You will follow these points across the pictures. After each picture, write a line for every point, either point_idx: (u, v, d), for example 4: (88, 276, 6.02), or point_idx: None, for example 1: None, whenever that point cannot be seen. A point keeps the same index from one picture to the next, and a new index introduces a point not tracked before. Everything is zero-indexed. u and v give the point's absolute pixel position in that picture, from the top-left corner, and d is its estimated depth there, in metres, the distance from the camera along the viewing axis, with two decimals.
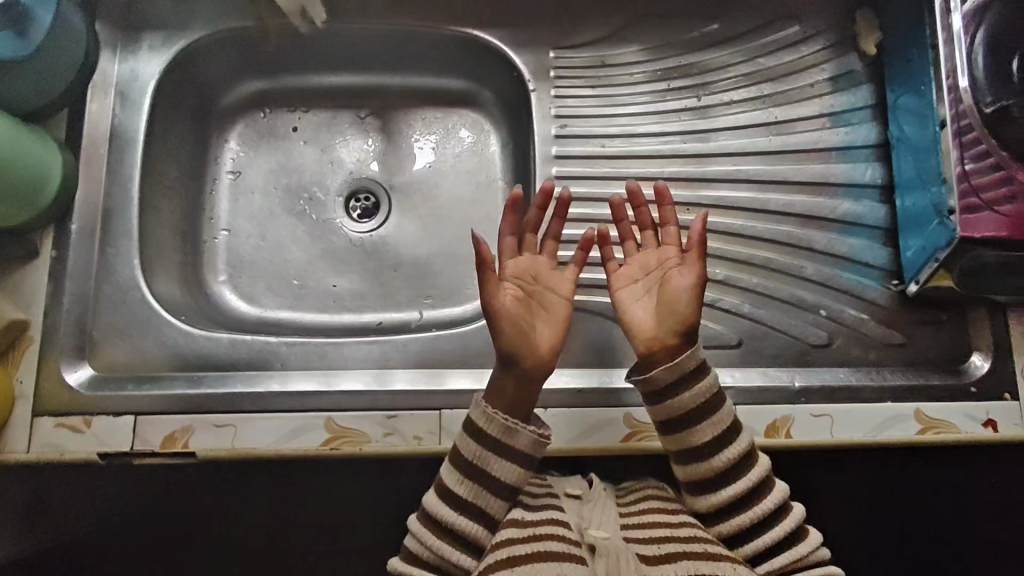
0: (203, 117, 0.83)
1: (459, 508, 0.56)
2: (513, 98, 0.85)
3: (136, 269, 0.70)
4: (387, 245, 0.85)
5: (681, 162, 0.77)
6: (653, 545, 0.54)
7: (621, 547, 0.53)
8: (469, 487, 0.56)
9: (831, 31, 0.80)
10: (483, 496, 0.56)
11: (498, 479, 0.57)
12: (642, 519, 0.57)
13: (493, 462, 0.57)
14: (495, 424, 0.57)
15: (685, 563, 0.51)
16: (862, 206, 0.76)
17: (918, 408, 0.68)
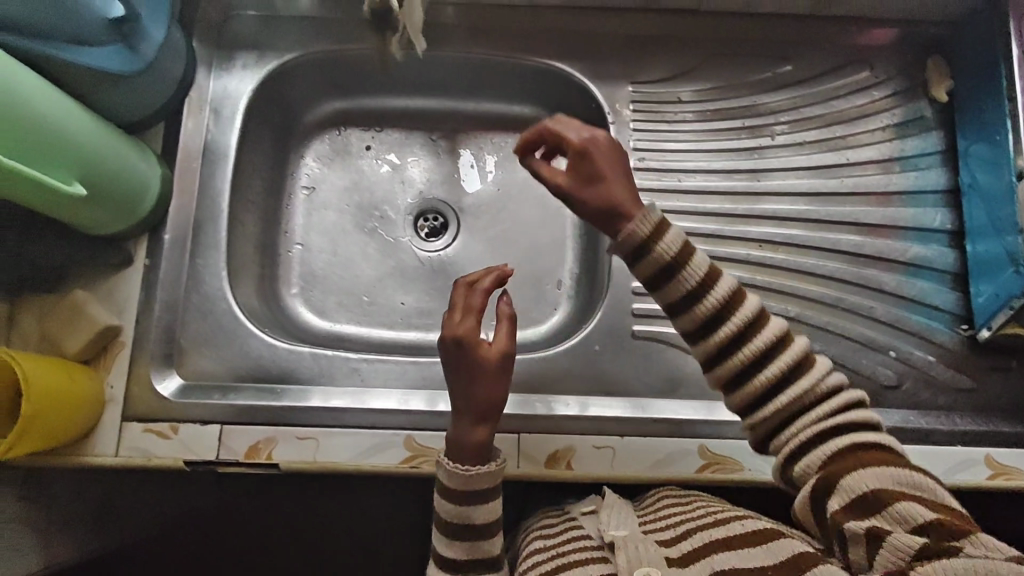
0: (283, 133, 0.85)
1: (465, 568, 0.56)
2: None
3: (223, 282, 0.72)
4: (457, 266, 0.86)
5: (755, 199, 0.79)
6: (669, 529, 0.54)
7: (640, 538, 0.52)
8: (464, 545, 0.55)
9: (901, 77, 0.81)
10: (479, 548, 0.56)
11: (478, 522, 0.55)
12: (658, 513, 0.58)
13: (472, 512, 0.55)
14: (455, 479, 0.54)
15: (704, 534, 0.51)
16: (931, 250, 0.77)
17: (989, 453, 0.69)
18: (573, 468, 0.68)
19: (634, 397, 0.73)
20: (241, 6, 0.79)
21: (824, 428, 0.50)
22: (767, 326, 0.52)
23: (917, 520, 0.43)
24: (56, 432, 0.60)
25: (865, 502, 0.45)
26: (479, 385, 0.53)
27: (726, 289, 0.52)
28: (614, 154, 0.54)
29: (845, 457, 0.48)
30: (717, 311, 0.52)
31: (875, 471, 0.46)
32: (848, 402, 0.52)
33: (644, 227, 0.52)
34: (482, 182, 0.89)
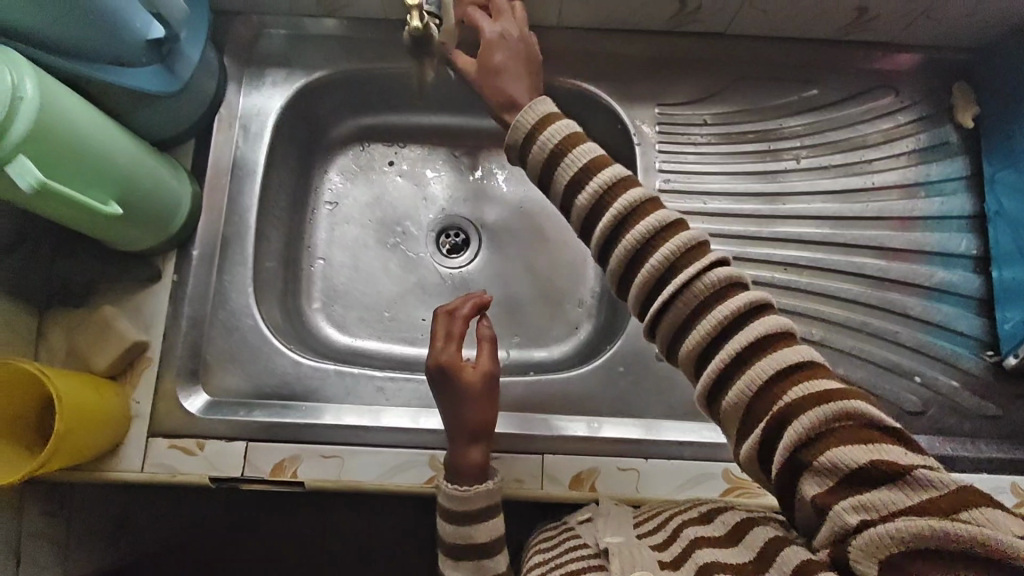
0: (309, 149, 0.86)
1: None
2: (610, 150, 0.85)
3: (250, 298, 0.72)
4: (479, 284, 0.86)
5: (780, 222, 0.79)
6: (660, 530, 0.50)
7: (633, 544, 0.49)
8: (467, 564, 0.54)
9: (927, 102, 0.81)
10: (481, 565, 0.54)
11: (484, 542, 0.54)
12: (650, 516, 0.54)
13: (476, 533, 0.54)
14: (453, 500, 0.55)
15: (696, 531, 0.47)
16: (956, 275, 0.77)
17: (1014, 481, 0.69)
18: (597, 490, 0.68)
19: (659, 419, 0.73)
20: (270, 24, 0.80)
21: (755, 357, 0.40)
22: (713, 272, 0.43)
23: (851, 469, 0.35)
24: (85, 448, 0.60)
25: (798, 458, 0.37)
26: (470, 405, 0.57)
27: (682, 245, 0.44)
28: (518, 50, 0.57)
29: (771, 391, 0.39)
30: (635, 248, 0.45)
31: (803, 418, 0.37)
32: (773, 323, 0.41)
33: (531, 122, 0.51)
34: (505, 198, 0.89)
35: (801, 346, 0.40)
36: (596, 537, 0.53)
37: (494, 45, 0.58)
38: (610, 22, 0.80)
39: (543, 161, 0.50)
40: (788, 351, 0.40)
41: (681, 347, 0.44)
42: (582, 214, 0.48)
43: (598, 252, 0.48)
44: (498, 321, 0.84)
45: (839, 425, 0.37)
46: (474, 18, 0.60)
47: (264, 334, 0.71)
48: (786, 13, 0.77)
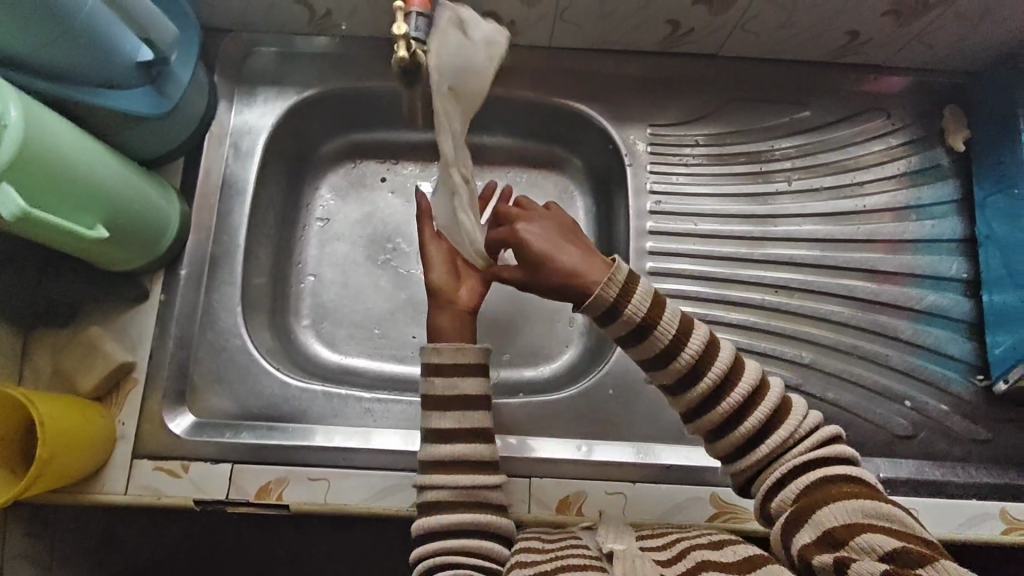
0: (300, 166, 0.86)
1: (451, 438, 0.54)
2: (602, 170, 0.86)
3: (238, 318, 0.72)
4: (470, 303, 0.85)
5: (770, 243, 0.79)
6: (665, 548, 0.48)
7: (639, 553, 0.47)
8: (456, 414, 0.54)
9: (918, 125, 0.82)
10: (469, 417, 0.55)
11: (474, 394, 0.55)
12: (656, 535, 0.52)
13: (467, 384, 0.55)
14: (445, 353, 0.55)
15: (702, 554, 0.45)
16: (946, 298, 0.77)
17: (1004, 506, 0.68)
18: (584, 513, 0.68)
19: (647, 442, 0.72)
20: (261, 42, 0.80)
21: (803, 463, 0.47)
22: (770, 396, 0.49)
23: (878, 547, 0.39)
24: (67, 473, 0.59)
25: (828, 534, 0.42)
26: (434, 274, 0.62)
27: (752, 380, 0.50)
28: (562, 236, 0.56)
29: (816, 491, 0.45)
30: (712, 385, 0.49)
31: (839, 505, 0.43)
32: (833, 447, 0.48)
33: (611, 292, 0.51)
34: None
35: (854, 469, 0.47)
36: (598, 543, 0.51)
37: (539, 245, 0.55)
38: (601, 43, 0.80)
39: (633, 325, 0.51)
40: (839, 468, 0.46)
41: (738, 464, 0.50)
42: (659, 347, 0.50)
43: (668, 385, 0.51)
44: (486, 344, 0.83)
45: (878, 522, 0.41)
46: (500, 236, 0.58)
47: (251, 354, 0.71)
48: (776, 36, 0.77)
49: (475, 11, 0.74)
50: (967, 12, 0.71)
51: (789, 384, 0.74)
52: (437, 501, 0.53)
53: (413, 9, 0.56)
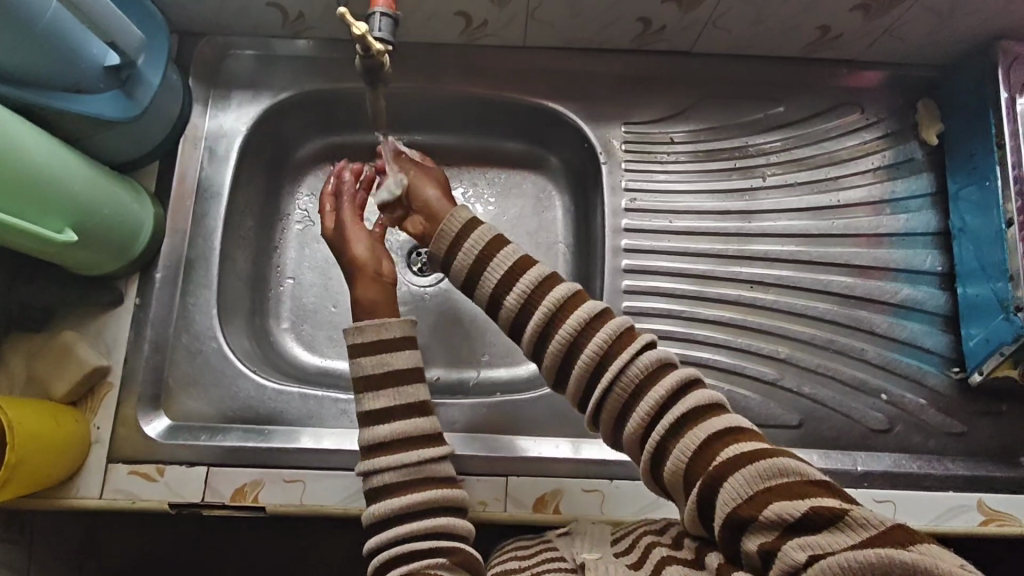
0: (278, 169, 0.86)
1: (390, 418, 0.56)
2: (581, 170, 0.86)
3: (214, 320, 0.72)
4: (421, 308, 0.86)
5: (744, 239, 0.79)
6: (634, 550, 0.50)
7: (609, 560, 0.49)
8: (389, 393, 0.56)
9: (891, 119, 0.82)
10: (404, 393, 0.57)
11: (406, 368, 0.58)
12: (627, 533, 0.54)
13: (395, 358, 0.57)
14: (365, 333, 0.58)
15: (665, 552, 0.47)
16: (921, 292, 0.78)
17: (980, 497, 0.69)
18: (561, 512, 0.68)
19: None
20: (239, 45, 0.80)
21: (688, 432, 0.46)
22: (662, 376, 0.49)
23: (792, 521, 0.39)
24: (42, 475, 0.59)
25: (739, 516, 0.41)
26: (361, 246, 0.64)
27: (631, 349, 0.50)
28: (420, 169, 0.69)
29: (704, 454, 0.45)
30: (587, 363, 0.51)
31: (739, 477, 0.42)
32: (707, 395, 0.48)
33: (495, 275, 0.56)
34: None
35: (732, 415, 0.47)
36: (572, 554, 0.52)
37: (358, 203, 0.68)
38: (577, 41, 0.80)
39: (490, 290, 0.56)
40: (719, 420, 0.46)
41: (663, 466, 0.47)
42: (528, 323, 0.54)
43: (547, 359, 0.53)
44: (427, 344, 0.84)
45: (778, 483, 0.41)
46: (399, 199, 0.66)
47: (226, 356, 0.72)
48: (749, 33, 0.77)
49: (448, 11, 0.75)
50: (937, 6, 0.72)
51: (766, 379, 0.75)
52: (384, 485, 0.54)
53: (378, 9, 0.55)
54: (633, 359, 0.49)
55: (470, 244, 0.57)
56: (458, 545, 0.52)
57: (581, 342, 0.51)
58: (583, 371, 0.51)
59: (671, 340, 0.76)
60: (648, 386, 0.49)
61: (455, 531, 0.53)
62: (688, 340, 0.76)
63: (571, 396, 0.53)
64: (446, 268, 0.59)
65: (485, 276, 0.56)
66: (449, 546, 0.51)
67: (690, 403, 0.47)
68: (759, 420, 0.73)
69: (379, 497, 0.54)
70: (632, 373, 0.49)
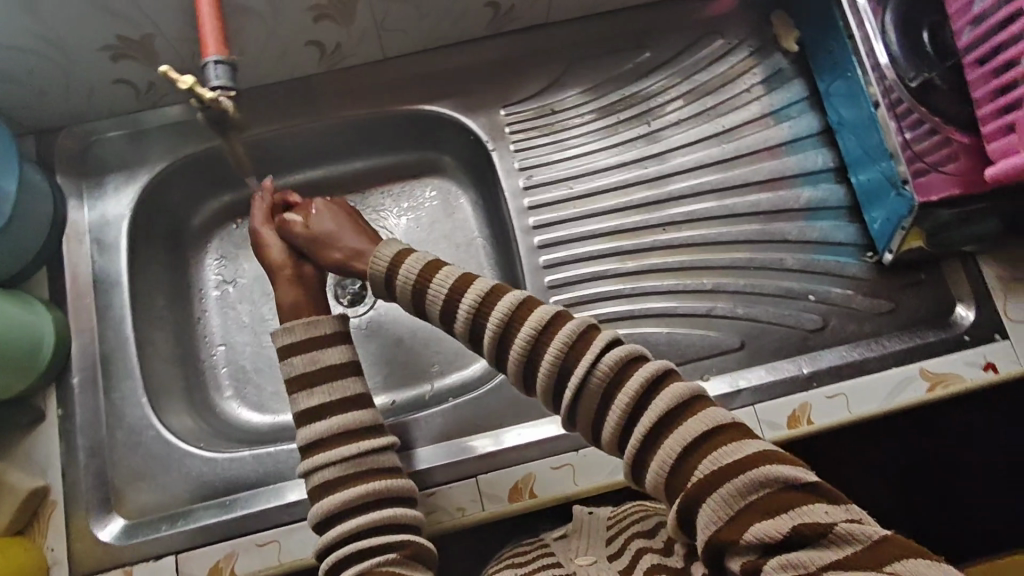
0: (177, 242, 0.84)
1: (328, 415, 0.61)
2: (474, 161, 0.86)
3: (146, 408, 0.71)
4: (361, 335, 0.87)
5: (646, 186, 0.81)
6: (624, 555, 0.55)
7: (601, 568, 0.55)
8: (323, 391, 0.62)
9: (751, 38, 0.85)
10: (335, 388, 0.62)
11: (334, 364, 0.64)
12: (620, 529, 0.59)
13: (323, 356, 0.64)
14: (298, 328, 0.65)
15: (655, 558, 0.52)
16: (822, 190, 0.80)
17: (922, 366, 0.72)
18: (538, 495, 0.68)
19: None
20: (106, 128, 0.78)
21: (664, 438, 0.47)
22: (626, 377, 0.49)
23: (775, 540, 0.41)
24: None
25: (723, 536, 0.42)
26: (275, 251, 0.72)
27: (592, 354, 0.50)
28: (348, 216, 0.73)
29: (683, 466, 0.45)
30: (551, 374, 0.52)
31: (721, 496, 0.43)
32: (684, 392, 0.48)
33: (440, 288, 0.59)
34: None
35: (711, 412, 0.47)
36: (566, 558, 0.58)
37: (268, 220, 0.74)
38: (436, 40, 0.80)
39: (441, 302, 0.59)
40: (698, 421, 0.46)
41: (646, 477, 0.48)
42: (473, 326, 0.57)
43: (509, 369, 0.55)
44: (373, 373, 0.86)
45: (759, 496, 0.42)
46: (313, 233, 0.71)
47: (168, 442, 0.70)
48: None
49: (297, 42, 0.74)
50: None
51: (700, 313, 0.77)
52: (327, 480, 0.58)
53: (209, 58, 0.56)
54: (592, 367, 0.50)
55: (410, 265, 0.62)
56: (408, 537, 0.56)
57: (537, 353, 0.52)
58: (546, 381, 0.52)
59: (601, 300, 0.77)
60: (616, 391, 0.49)
61: (404, 521, 0.57)
62: (617, 296, 0.77)
63: (546, 404, 0.54)
64: (391, 293, 0.64)
65: (432, 295, 0.60)
66: (398, 540, 0.55)
67: (665, 406, 0.47)
68: (703, 352, 0.75)
69: (322, 493, 0.58)
70: (596, 380, 0.50)
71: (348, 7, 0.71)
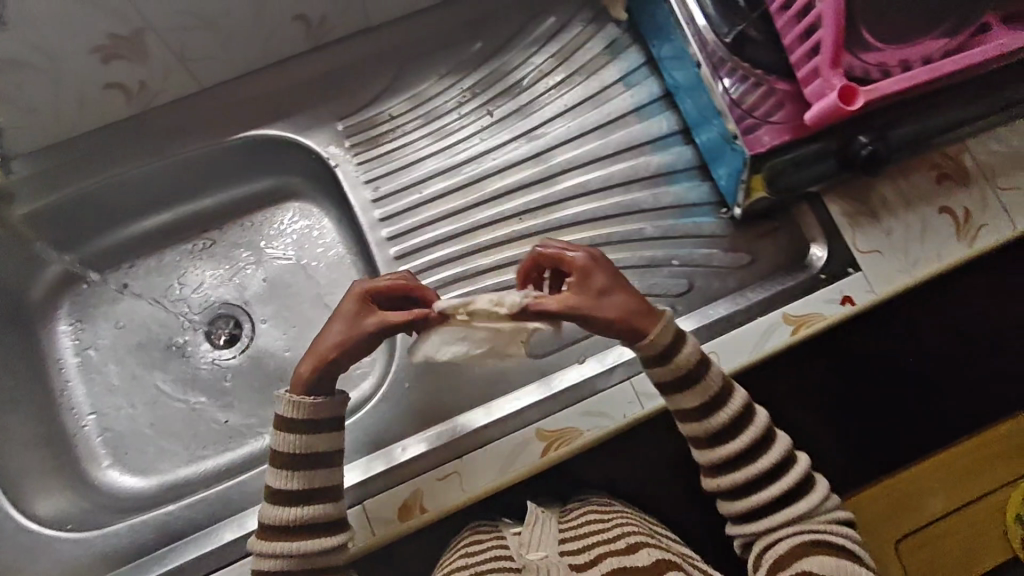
0: (19, 319, 0.80)
1: (310, 500, 0.59)
2: (319, 173, 0.85)
3: (4, 502, 0.70)
4: (242, 373, 0.84)
5: (497, 177, 0.81)
6: (584, 552, 0.55)
7: (554, 563, 0.54)
8: (304, 476, 0.59)
9: (584, 10, 0.85)
10: (321, 475, 0.60)
11: (325, 451, 0.60)
12: (579, 531, 0.59)
13: (320, 441, 0.60)
14: (303, 408, 0.59)
15: (616, 561, 0.53)
16: (671, 154, 0.81)
17: (784, 310, 0.74)
18: (429, 509, 0.67)
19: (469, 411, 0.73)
20: None
21: (798, 522, 0.56)
22: (776, 446, 0.58)
23: None
24: None
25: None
26: (331, 335, 0.58)
27: (770, 443, 0.59)
28: (613, 272, 0.58)
29: (813, 541, 0.55)
30: (722, 414, 0.59)
31: (832, 565, 0.52)
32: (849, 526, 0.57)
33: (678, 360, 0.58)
34: (262, 261, 0.87)
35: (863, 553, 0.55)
36: (518, 553, 0.57)
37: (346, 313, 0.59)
38: (256, 62, 0.78)
39: (665, 346, 0.58)
40: (851, 541, 0.55)
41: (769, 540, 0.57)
42: (671, 371, 0.59)
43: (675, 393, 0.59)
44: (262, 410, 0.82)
45: None
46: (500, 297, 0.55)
47: (32, 529, 0.69)
48: None
49: (96, 88, 0.71)
50: None
51: None
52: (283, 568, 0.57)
53: None
54: (764, 444, 0.59)
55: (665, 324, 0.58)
56: None
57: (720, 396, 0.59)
58: (704, 414, 0.59)
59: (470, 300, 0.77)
60: (758, 442, 0.58)
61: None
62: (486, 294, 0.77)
63: (687, 419, 0.60)
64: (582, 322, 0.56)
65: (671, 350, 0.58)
66: None
67: (813, 502, 0.57)
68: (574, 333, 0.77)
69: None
70: (760, 445, 0.58)
71: (138, 46, 0.69)
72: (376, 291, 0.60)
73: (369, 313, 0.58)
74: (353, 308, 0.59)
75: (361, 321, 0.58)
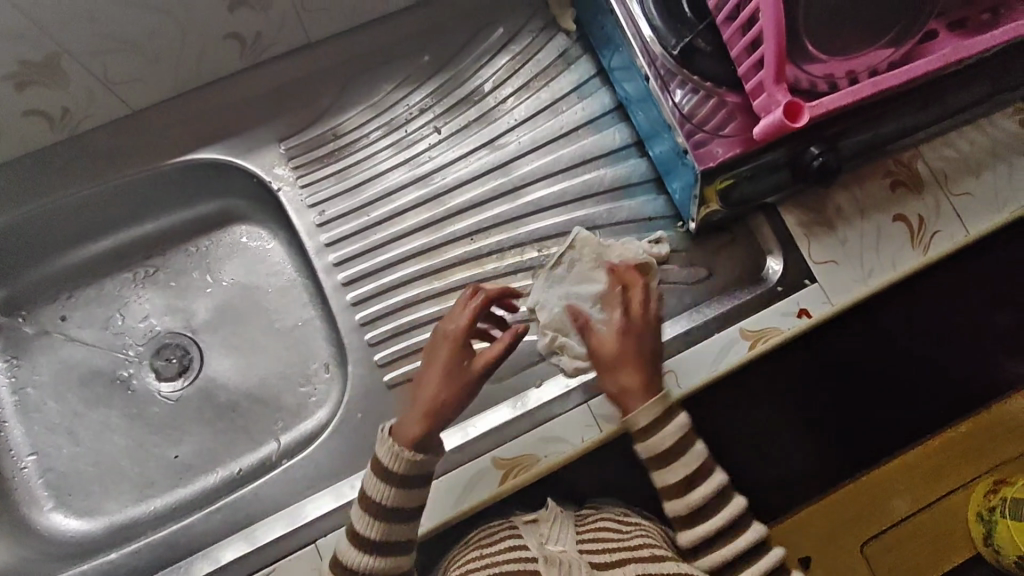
0: None
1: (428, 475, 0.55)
2: (259, 195, 0.82)
3: None
4: (192, 405, 0.81)
5: (448, 197, 0.79)
6: (606, 552, 0.53)
7: (576, 556, 0.52)
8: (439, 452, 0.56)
9: (534, 20, 0.82)
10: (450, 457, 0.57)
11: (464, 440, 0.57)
12: (597, 533, 0.57)
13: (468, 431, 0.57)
14: (403, 460, 0.54)
15: (638, 566, 0.51)
16: (626, 167, 0.80)
17: (740, 325, 0.73)
18: None
19: None
20: None
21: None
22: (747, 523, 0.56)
23: None
24: None
25: None
26: (434, 380, 0.56)
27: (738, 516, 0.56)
28: (642, 344, 0.57)
29: None
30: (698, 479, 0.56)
31: None
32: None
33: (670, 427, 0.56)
34: (209, 287, 0.84)
35: None
36: (536, 543, 0.55)
37: (443, 361, 0.57)
38: (192, 81, 0.74)
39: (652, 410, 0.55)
40: None
41: None
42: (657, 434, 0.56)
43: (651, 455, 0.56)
44: (213, 444, 0.79)
45: None
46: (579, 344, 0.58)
47: None
48: (345, 3, 0.73)
49: (13, 115, 0.67)
50: None
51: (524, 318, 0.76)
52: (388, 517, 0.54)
53: None
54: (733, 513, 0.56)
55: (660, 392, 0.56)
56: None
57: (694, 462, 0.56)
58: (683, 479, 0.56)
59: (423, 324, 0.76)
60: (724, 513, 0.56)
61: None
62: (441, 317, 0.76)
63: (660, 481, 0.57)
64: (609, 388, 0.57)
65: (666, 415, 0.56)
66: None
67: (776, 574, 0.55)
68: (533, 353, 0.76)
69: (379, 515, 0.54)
70: (727, 515, 0.56)
71: (54, 70, 0.65)
72: (461, 335, 0.58)
73: (465, 359, 0.57)
74: (447, 354, 0.57)
75: (462, 366, 0.57)
